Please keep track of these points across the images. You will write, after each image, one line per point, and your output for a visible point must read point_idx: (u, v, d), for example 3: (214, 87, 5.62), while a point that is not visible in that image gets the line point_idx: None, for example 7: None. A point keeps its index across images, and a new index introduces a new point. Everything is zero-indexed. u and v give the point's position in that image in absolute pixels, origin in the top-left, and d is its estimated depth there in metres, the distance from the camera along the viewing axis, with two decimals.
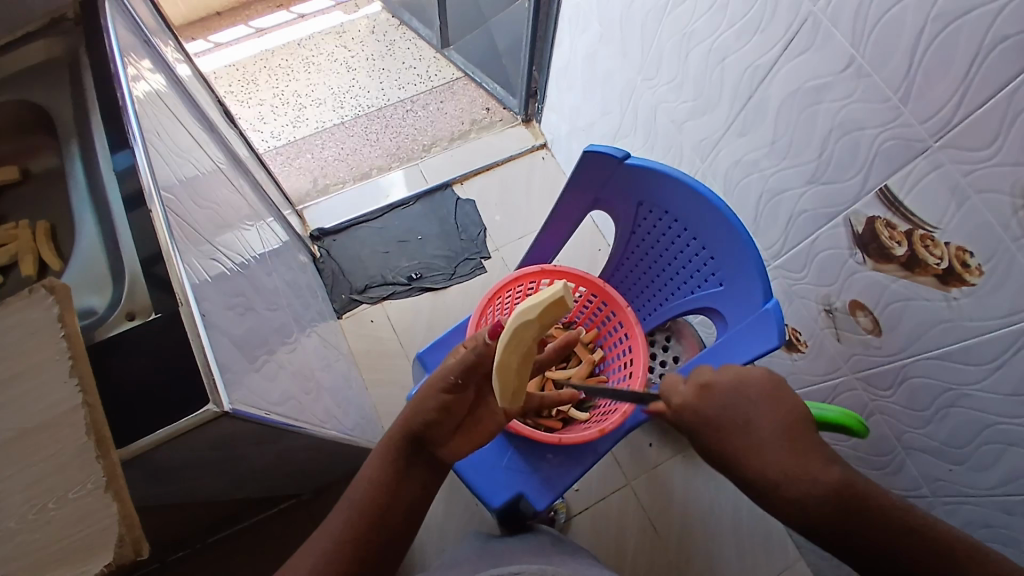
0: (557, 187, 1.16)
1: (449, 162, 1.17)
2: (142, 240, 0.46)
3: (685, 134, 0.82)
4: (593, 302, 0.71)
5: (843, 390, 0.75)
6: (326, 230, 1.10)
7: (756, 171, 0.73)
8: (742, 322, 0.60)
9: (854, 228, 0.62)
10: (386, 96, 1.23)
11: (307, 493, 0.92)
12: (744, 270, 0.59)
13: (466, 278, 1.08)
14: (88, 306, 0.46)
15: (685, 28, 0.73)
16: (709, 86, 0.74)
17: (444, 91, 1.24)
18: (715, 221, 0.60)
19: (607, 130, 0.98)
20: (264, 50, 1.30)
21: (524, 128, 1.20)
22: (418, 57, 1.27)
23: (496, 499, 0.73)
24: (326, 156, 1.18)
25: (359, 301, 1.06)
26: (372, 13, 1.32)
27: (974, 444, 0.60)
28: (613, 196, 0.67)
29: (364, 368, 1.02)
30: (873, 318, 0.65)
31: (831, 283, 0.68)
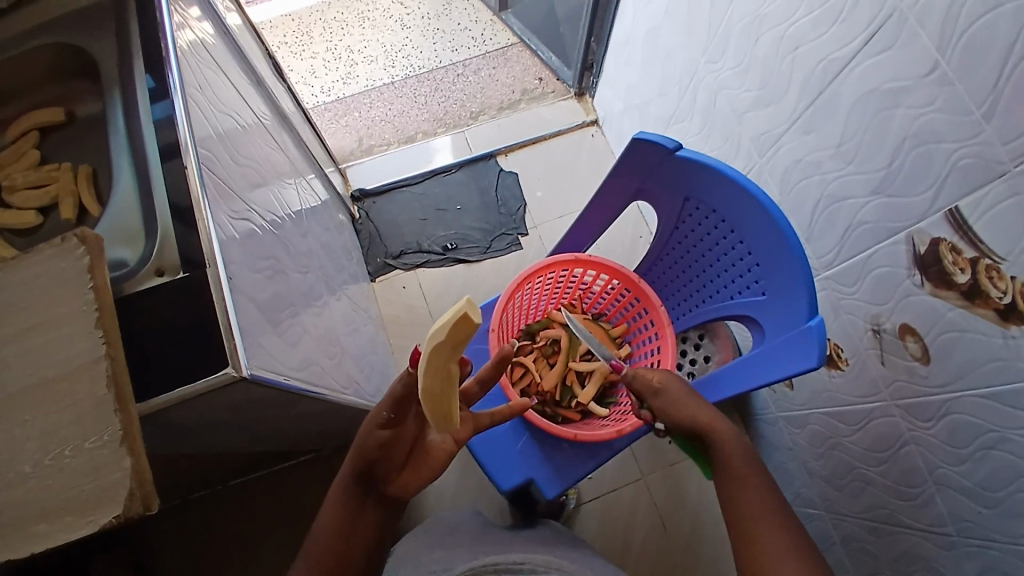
0: (603, 167, 1.12)
1: (496, 132, 1.14)
2: (175, 197, 0.46)
3: (745, 125, 0.77)
4: (627, 295, 0.68)
5: (880, 414, 0.71)
6: (367, 191, 1.09)
7: (816, 174, 0.68)
8: (780, 337, 0.56)
9: (915, 248, 0.57)
10: (438, 58, 1.20)
11: (327, 449, 0.94)
12: (789, 283, 0.55)
13: (501, 253, 1.06)
14: (119, 260, 0.45)
15: (756, 12, 0.68)
16: (775, 78, 0.69)
17: (498, 57, 1.20)
18: (763, 227, 0.56)
19: (662, 113, 0.93)
20: (322, 1, 1.28)
21: (576, 102, 1.16)
22: (474, 19, 1.23)
23: (506, 482, 0.72)
24: (373, 116, 1.16)
25: (392, 267, 1.05)
26: None
27: (1011, 492, 0.56)
28: (658, 187, 0.64)
29: (393, 333, 1.02)
30: (923, 346, 0.60)
31: (883, 303, 0.64)
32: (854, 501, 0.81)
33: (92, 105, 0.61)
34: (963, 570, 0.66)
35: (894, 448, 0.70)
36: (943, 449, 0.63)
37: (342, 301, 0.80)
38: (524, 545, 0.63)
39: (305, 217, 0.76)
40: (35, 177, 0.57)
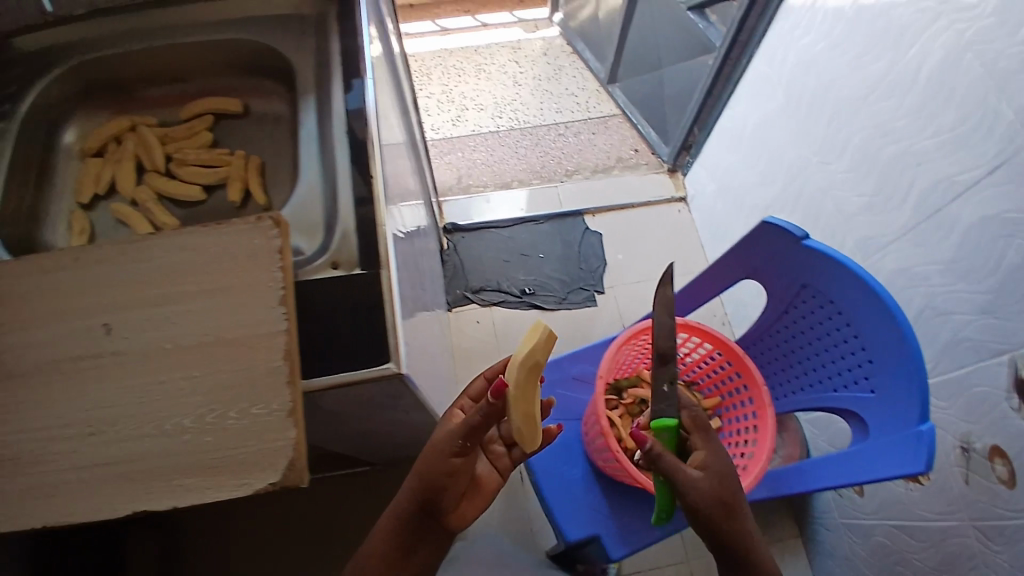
0: (685, 243, 1.15)
1: (587, 192, 1.19)
2: (359, 199, 0.50)
3: (850, 226, 0.80)
4: (726, 369, 0.68)
5: (953, 535, 0.69)
6: (458, 226, 1.14)
7: (922, 286, 0.70)
8: (886, 435, 0.57)
9: (1019, 372, 0.58)
10: (543, 116, 1.27)
11: (381, 466, 0.94)
12: (902, 384, 0.56)
13: (575, 306, 1.09)
14: (298, 247, 0.49)
15: (882, 124, 0.71)
16: (892, 188, 0.72)
17: (599, 124, 1.26)
18: (882, 325, 0.58)
19: (760, 201, 0.97)
20: (443, 49, 1.37)
21: (668, 177, 1.20)
22: (581, 86, 1.30)
23: (572, 533, 0.71)
24: (475, 159, 1.22)
25: (470, 302, 1.09)
26: (549, 36, 1.37)
27: None
28: (775, 271, 0.66)
29: (460, 365, 1.04)
30: (1012, 471, 0.60)
31: (978, 421, 0.64)
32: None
33: (264, 105, 0.65)
34: None
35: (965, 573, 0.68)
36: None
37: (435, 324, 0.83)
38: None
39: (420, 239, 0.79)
40: (206, 157, 0.61)
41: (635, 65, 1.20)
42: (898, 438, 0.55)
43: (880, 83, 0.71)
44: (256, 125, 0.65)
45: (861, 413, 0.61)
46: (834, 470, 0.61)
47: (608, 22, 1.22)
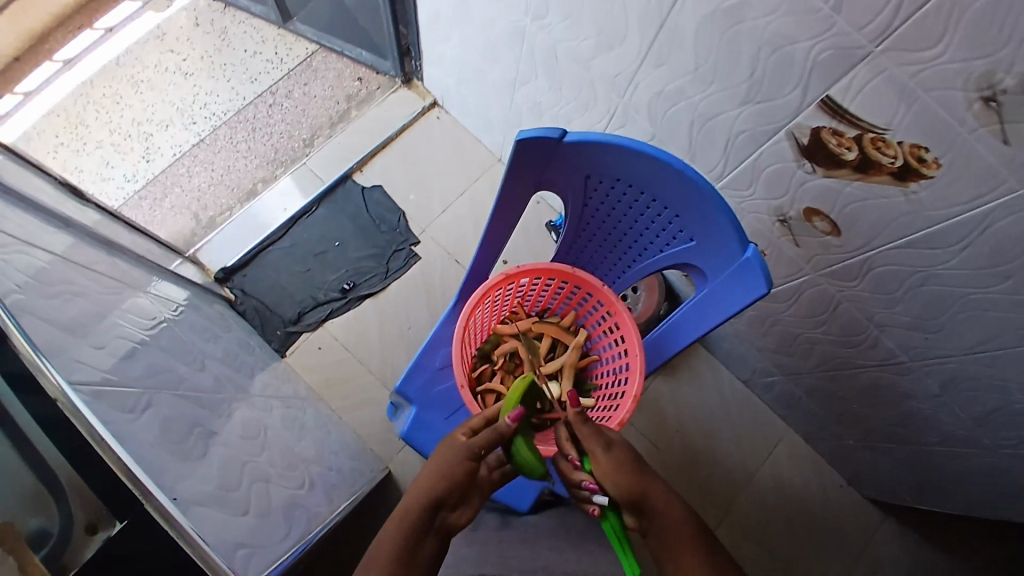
0: (458, 137, 1.42)
1: (223, 518, 0.55)
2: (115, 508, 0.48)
3: (639, 81, 0.94)
4: (578, 291, 0.85)
5: (808, 287, 0.98)
6: (230, 269, 1.28)
7: (729, 117, 0.86)
8: (726, 273, 0.74)
9: (798, 140, 0.80)
10: (16, 216, 0.68)
11: (361, 506, 1.13)
12: (712, 222, 0.73)
13: (402, 269, 1.32)
14: (39, 530, 0.46)
15: (727, 4, 0.73)
16: (726, 62, 0.80)
17: (77, 324, 0.61)
18: (706, 210, 0.72)
19: (505, 74, 1.19)
20: (81, 83, 1.44)
21: (408, 88, 1.44)
22: (17, 217, 0.69)
23: (524, 501, 0.91)
24: (104, 273, 0.81)
25: (297, 332, 1.27)
26: (73, 226, 0.83)
27: (967, 395, 0.87)
28: (565, 170, 0.77)
29: (331, 395, 1.25)
30: (830, 222, 0.85)
31: (784, 196, 0.88)
32: (833, 409, 1.16)
33: None
34: (954, 467, 1.01)
35: (831, 308, 0.97)
36: (935, 396, 0.92)
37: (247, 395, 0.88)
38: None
39: (229, 405, 0.79)
40: None
41: (119, 270, 0.88)
42: (740, 265, 0.72)
43: None
44: (52, 558, 0.45)
45: (695, 261, 0.78)
46: (715, 317, 0.77)
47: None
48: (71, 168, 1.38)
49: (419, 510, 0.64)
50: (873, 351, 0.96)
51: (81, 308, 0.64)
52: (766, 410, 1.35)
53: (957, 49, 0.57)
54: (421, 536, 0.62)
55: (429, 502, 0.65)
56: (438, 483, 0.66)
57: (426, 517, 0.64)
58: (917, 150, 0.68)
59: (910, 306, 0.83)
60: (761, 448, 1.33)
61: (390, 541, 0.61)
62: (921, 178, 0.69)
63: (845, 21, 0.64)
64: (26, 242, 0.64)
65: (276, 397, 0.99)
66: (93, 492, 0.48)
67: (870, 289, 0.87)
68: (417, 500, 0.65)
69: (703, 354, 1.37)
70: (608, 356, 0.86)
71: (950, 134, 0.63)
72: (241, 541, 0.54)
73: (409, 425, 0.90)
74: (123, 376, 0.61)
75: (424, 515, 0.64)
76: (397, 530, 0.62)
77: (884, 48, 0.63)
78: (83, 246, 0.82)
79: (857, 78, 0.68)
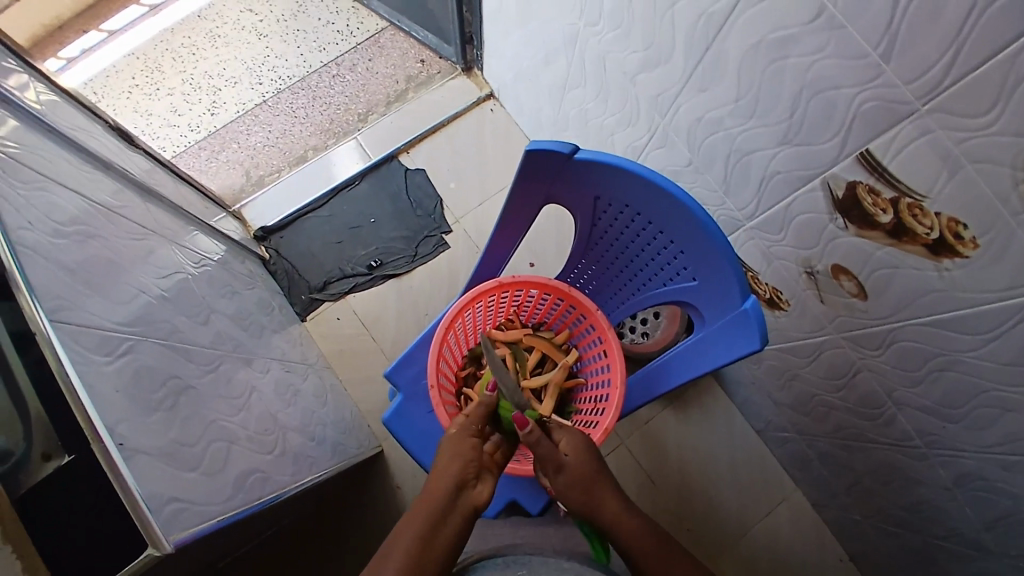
0: (508, 132, 1.41)
1: (166, 470, 0.59)
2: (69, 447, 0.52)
3: (680, 104, 0.90)
4: (574, 310, 0.86)
5: (830, 347, 0.91)
6: (269, 230, 1.33)
7: (763, 156, 0.81)
8: (722, 321, 0.71)
9: (833, 192, 0.73)
10: (54, 155, 0.74)
11: (347, 477, 1.16)
12: (714, 266, 0.69)
13: (429, 255, 1.34)
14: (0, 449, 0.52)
15: (775, 34, 0.67)
16: (766, 98, 0.74)
17: (82, 266, 0.65)
18: (711, 252, 0.69)
19: (557, 77, 1.16)
20: (164, 29, 1.56)
21: (468, 76, 1.44)
22: (57, 156, 0.75)
23: (490, 510, 0.91)
24: (136, 218, 0.86)
25: (320, 300, 1.31)
26: (117, 171, 0.89)
27: (981, 495, 0.79)
28: (575, 189, 0.75)
29: (341, 365, 1.29)
30: (858, 284, 0.78)
31: (813, 249, 0.82)
32: (843, 479, 1.09)
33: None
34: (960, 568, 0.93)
35: (850, 375, 0.90)
36: (946, 489, 0.85)
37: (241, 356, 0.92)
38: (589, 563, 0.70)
39: (221, 363, 0.83)
40: None
41: (154, 216, 0.93)
42: (735, 317, 0.68)
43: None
44: (9, 476, 0.52)
45: (696, 302, 0.75)
46: (706, 363, 0.74)
47: (43, 107, 0.80)
48: (144, 109, 1.49)
49: (436, 491, 0.69)
50: (888, 428, 0.89)
51: (91, 252, 0.69)
52: (775, 463, 1.29)
53: (1012, 120, 0.50)
54: (446, 515, 0.67)
55: (451, 483, 0.70)
56: (452, 465, 0.71)
57: (449, 498, 0.69)
58: (954, 225, 0.60)
59: (930, 389, 0.77)
60: (761, 503, 1.27)
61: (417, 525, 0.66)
62: (956, 257, 0.62)
63: (892, 72, 0.57)
64: (54, 182, 0.69)
65: (278, 359, 1.05)
66: (50, 426, 0.52)
67: (891, 363, 0.81)
68: (438, 486, 0.70)
69: (718, 394, 1.32)
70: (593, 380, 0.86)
71: (991, 215, 0.56)
72: (176, 495, 0.58)
73: (392, 412, 0.91)
74: (113, 323, 0.65)
75: (448, 495, 0.69)
76: (423, 514, 0.67)
77: (931, 108, 0.55)
78: (120, 191, 0.88)
79: (900, 136, 0.60)
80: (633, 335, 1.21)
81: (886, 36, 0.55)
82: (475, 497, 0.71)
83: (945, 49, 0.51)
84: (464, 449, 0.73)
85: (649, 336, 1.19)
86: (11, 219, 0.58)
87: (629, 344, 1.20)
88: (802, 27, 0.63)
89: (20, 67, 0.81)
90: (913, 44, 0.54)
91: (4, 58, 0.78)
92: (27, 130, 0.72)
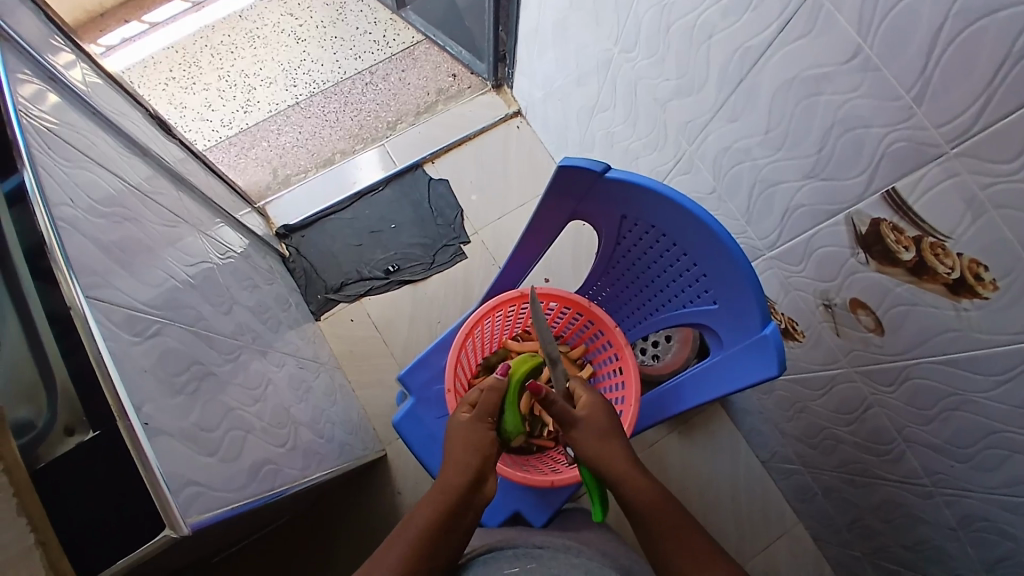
0: (532, 149, 1.44)
1: (186, 452, 0.60)
2: (95, 423, 0.53)
3: (708, 132, 0.92)
4: (591, 325, 0.88)
5: (842, 381, 0.91)
6: (291, 228, 1.35)
7: (787, 187, 0.82)
8: (740, 346, 0.71)
9: (857, 227, 0.74)
10: (96, 139, 0.77)
11: (350, 478, 1.16)
12: (735, 291, 0.70)
13: (446, 264, 1.35)
14: (25, 420, 0.53)
15: (809, 71, 0.69)
16: (795, 131, 0.75)
17: (118, 248, 0.67)
18: (733, 276, 0.70)
19: (586, 98, 1.19)
20: (203, 27, 1.60)
21: (497, 92, 1.47)
22: (98, 140, 0.77)
23: (493, 519, 0.90)
24: (169, 206, 0.88)
25: (336, 301, 1.33)
26: (153, 159, 0.92)
27: (986, 537, 0.79)
28: (602, 206, 0.77)
29: (352, 366, 1.30)
30: (875, 319, 0.79)
31: (832, 282, 0.83)
32: (845, 515, 1.08)
33: None
34: None
35: (861, 410, 0.90)
36: (950, 529, 0.85)
37: (258, 348, 0.93)
38: (593, 566, 0.69)
39: (240, 354, 0.84)
40: None
41: (184, 206, 0.95)
42: (753, 342, 0.69)
43: (693, 29, 0.81)
44: (31, 446, 0.53)
45: (714, 325, 0.76)
46: (721, 386, 0.75)
47: (87, 89, 0.82)
48: (178, 103, 1.52)
49: (456, 487, 0.72)
50: (896, 465, 0.89)
51: (128, 235, 0.70)
52: (778, 495, 1.28)
53: None
54: (460, 511, 0.71)
55: (468, 476, 0.73)
56: (471, 459, 0.74)
57: (464, 492, 0.72)
58: (975, 266, 0.61)
59: (941, 428, 0.78)
60: (761, 535, 1.26)
61: (429, 513, 0.70)
62: (976, 298, 0.63)
63: (922, 115, 0.59)
64: (96, 164, 0.71)
65: (293, 355, 1.06)
66: (76, 400, 0.53)
67: (904, 400, 0.81)
68: (454, 477, 0.73)
69: (724, 422, 1.32)
70: (606, 396, 0.87)
71: (1012, 260, 0.57)
72: (193, 478, 0.58)
73: (403, 414, 0.92)
74: (144, 305, 0.66)
75: (464, 490, 0.72)
76: (437, 503, 0.70)
77: (959, 152, 0.57)
78: (156, 179, 0.90)
79: (927, 177, 0.61)
80: (644, 356, 1.22)
81: (920, 80, 0.57)
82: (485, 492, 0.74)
83: (977, 96, 0.53)
84: (482, 444, 0.75)
85: (660, 358, 1.19)
86: (55, 194, 0.59)
87: (639, 365, 1.20)
88: (837, 66, 0.65)
89: (68, 49, 0.84)
90: (945, 90, 0.55)
91: (55, 39, 0.81)
92: (71, 110, 0.74)
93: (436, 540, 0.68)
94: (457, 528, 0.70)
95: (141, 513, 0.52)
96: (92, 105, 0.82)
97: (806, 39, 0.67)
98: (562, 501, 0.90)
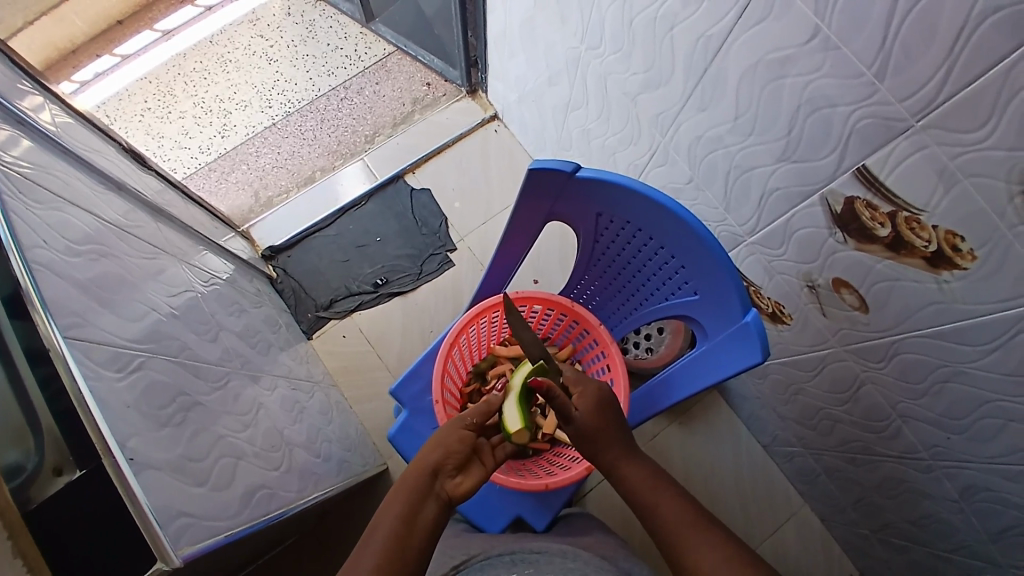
0: (512, 152, 1.44)
1: (178, 485, 0.60)
2: (81, 463, 0.53)
3: (680, 123, 0.91)
4: (576, 324, 0.88)
5: (834, 361, 0.91)
6: (277, 249, 1.35)
7: (759, 172, 0.82)
8: (724, 334, 0.71)
9: (831, 207, 0.74)
10: (67, 177, 0.76)
11: (351, 495, 1.16)
12: (713, 281, 0.70)
13: (434, 273, 1.35)
14: (14, 463, 0.53)
15: (772, 57, 0.69)
16: (764, 116, 0.75)
17: (97, 285, 0.67)
18: (709, 266, 0.70)
19: (559, 96, 1.18)
20: (175, 54, 1.60)
21: (472, 97, 1.47)
22: (70, 178, 0.77)
23: (496, 526, 0.90)
24: (148, 239, 0.88)
25: (326, 318, 1.33)
26: (129, 192, 0.91)
27: (988, 505, 0.79)
28: (576, 206, 0.77)
29: (347, 382, 1.30)
30: (859, 297, 0.79)
31: (814, 263, 0.83)
32: (850, 493, 1.08)
33: None
34: None
35: (855, 388, 0.90)
36: (952, 501, 0.85)
37: (250, 373, 0.93)
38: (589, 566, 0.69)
39: (230, 380, 0.84)
40: None
41: (164, 236, 0.95)
42: (736, 331, 0.69)
43: (655, 21, 0.81)
44: (21, 489, 0.52)
45: (697, 316, 0.76)
46: (708, 376, 0.75)
47: (57, 128, 0.82)
48: (156, 132, 1.52)
49: (418, 478, 0.72)
50: (894, 441, 0.89)
51: (106, 271, 0.70)
52: (782, 479, 1.28)
53: (1005, 135, 0.51)
54: (422, 501, 0.71)
55: (428, 470, 0.73)
56: (433, 454, 0.74)
57: (425, 487, 0.72)
58: (952, 238, 0.61)
59: (934, 401, 0.77)
60: (769, 519, 1.26)
61: (394, 511, 0.69)
62: (955, 269, 0.63)
63: (886, 91, 0.59)
64: (68, 203, 0.71)
65: (285, 376, 1.06)
66: (61, 438, 0.54)
67: (895, 376, 0.81)
68: (415, 473, 0.73)
69: (723, 409, 1.32)
70: None
71: (988, 229, 0.57)
72: (184, 509, 0.58)
73: (398, 429, 0.91)
74: (127, 340, 0.66)
75: (425, 480, 0.72)
76: (401, 498, 0.71)
77: (926, 124, 0.57)
78: (133, 211, 0.90)
79: (897, 151, 0.61)
80: (637, 350, 1.21)
81: (881, 55, 0.57)
82: (455, 485, 0.74)
83: (939, 67, 0.53)
84: (449, 439, 0.75)
85: (653, 351, 1.19)
86: (27, 238, 0.59)
87: (633, 359, 1.20)
88: (799, 48, 0.65)
89: (34, 88, 0.84)
90: (907, 65, 0.55)
91: (20, 81, 0.81)
92: (42, 152, 0.74)
93: (397, 531, 0.68)
94: (420, 519, 0.70)
95: (130, 548, 0.52)
96: (62, 143, 0.81)
97: (766, 23, 0.67)
98: (562, 503, 0.90)
